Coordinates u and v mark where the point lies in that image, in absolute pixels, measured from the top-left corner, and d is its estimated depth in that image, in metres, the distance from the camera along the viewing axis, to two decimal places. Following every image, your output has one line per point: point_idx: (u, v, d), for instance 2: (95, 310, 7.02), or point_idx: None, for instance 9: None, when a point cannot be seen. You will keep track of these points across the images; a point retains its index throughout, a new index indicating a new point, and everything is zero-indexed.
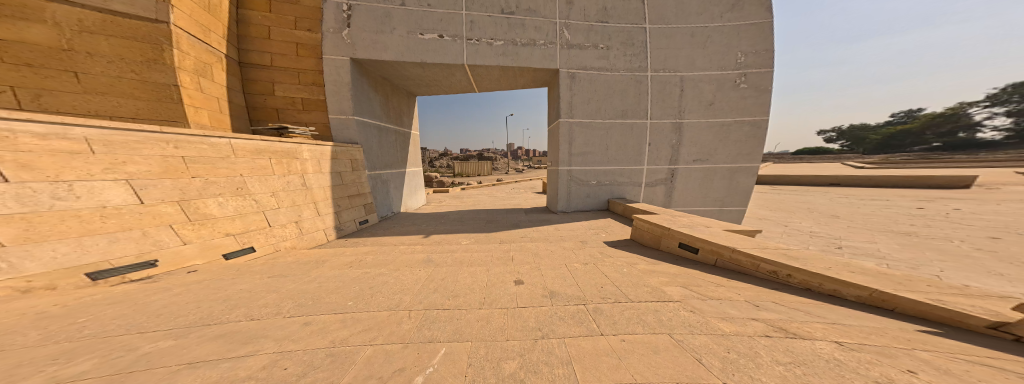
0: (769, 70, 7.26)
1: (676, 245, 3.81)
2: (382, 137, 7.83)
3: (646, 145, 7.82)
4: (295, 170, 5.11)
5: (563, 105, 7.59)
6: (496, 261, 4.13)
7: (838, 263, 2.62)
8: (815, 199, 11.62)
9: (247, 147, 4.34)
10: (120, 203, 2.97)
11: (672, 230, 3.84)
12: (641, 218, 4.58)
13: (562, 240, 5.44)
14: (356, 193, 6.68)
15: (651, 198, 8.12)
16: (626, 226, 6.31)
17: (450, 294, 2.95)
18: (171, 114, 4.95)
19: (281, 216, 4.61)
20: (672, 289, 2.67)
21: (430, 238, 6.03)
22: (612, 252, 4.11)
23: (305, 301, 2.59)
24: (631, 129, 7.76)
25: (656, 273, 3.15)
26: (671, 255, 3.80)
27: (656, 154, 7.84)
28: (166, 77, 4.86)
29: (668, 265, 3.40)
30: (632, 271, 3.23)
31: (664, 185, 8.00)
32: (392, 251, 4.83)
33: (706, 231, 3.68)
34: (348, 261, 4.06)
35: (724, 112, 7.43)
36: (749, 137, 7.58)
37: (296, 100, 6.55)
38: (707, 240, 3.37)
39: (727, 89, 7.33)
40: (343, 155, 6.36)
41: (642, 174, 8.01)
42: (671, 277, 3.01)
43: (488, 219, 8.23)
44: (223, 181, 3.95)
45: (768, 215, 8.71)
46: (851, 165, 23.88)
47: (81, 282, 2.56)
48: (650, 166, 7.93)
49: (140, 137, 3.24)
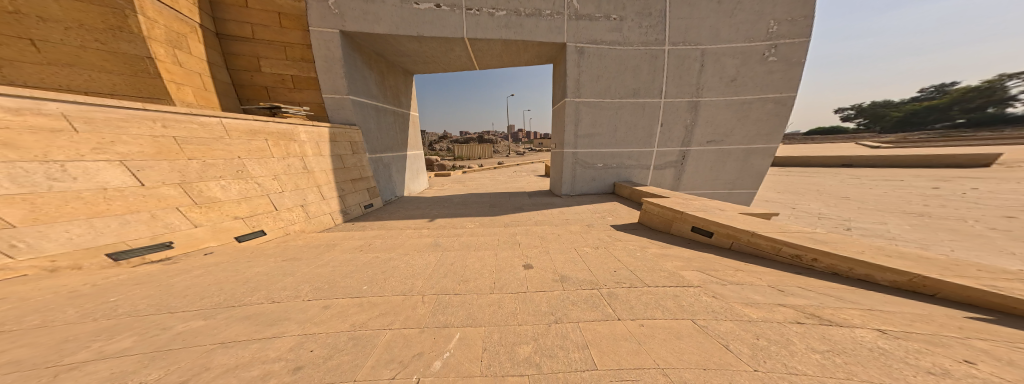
0: (804, 40, 6.70)
1: (688, 228, 3.78)
2: (380, 118, 7.51)
3: (658, 126, 7.53)
4: (294, 153, 4.87)
5: (570, 83, 7.20)
6: (504, 245, 4.13)
7: (871, 247, 2.58)
8: (825, 180, 11.46)
9: (240, 127, 4.02)
10: (120, 185, 2.80)
11: (685, 214, 3.79)
12: (651, 201, 4.50)
13: (567, 223, 5.42)
14: (359, 176, 6.55)
15: (659, 181, 8.00)
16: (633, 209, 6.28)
17: (462, 278, 2.94)
18: (151, 90, 4.60)
19: (287, 201, 4.52)
20: (691, 274, 2.65)
21: (436, 222, 6.02)
22: (621, 236, 4.10)
23: (321, 285, 2.54)
24: (642, 109, 7.43)
25: (669, 257, 3.14)
26: (682, 239, 3.77)
27: (668, 135, 7.59)
28: (137, 48, 4.44)
29: (681, 249, 3.39)
30: (646, 255, 3.22)
31: (673, 168, 7.83)
32: (401, 235, 4.82)
33: (723, 215, 3.60)
34: (357, 245, 4.05)
35: (745, 88, 7.04)
36: (767, 116, 7.24)
37: (286, 77, 6.14)
38: (723, 224, 3.30)
39: (753, 63, 6.86)
40: (342, 138, 6.13)
41: (651, 156, 7.81)
42: (685, 261, 3.01)
43: (492, 202, 8.18)
44: (222, 163, 3.72)
45: (775, 197, 8.67)
46: (869, 144, 22.95)
47: (104, 263, 2.55)
48: (659, 148, 7.71)
49: (125, 114, 2.96)
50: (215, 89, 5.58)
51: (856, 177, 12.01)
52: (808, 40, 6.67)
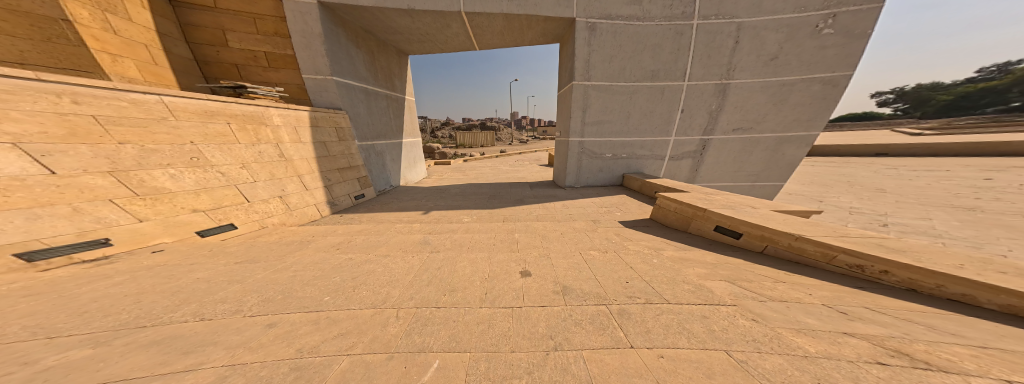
0: (870, 6, 5.66)
1: (711, 228, 3.29)
2: (370, 102, 6.94)
3: (678, 112, 6.82)
4: (265, 139, 4.35)
5: (579, 65, 6.53)
6: (500, 245, 3.69)
7: (970, 259, 2.01)
8: (857, 171, 10.56)
9: (187, 107, 3.42)
10: (18, 173, 2.25)
11: (708, 212, 3.28)
12: (667, 196, 3.96)
13: (571, 219, 4.94)
14: (347, 165, 6.10)
15: (674, 173, 7.40)
16: (644, 203, 5.75)
17: (447, 287, 2.49)
18: (77, 61, 3.73)
19: (260, 192, 4.10)
20: (717, 286, 2.11)
21: (430, 215, 5.60)
22: (632, 235, 3.60)
23: (270, 296, 2.13)
24: (661, 94, 6.72)
25: (690, 262, 2.63)
26: (703, 241, 3.27)
27: (688, 122, 6.90)
28: (47, 7, 3.50)
29: (704, 252, 2.88)
30: (663, 258, 2.72)
31: (691, 159, 7.20)
32: (389, 231, 4.39)
33: (755, 214, 3.06)
34: (336, 242, 3.62)
35: (786, 68, 6.19)
36: (807, 99, 6.45)
37: (258, 54, 5.41)
38: (756, 224, 2.79)
39: (802, 37, 5.94)
40: (326, 123, 5.61)
41: (668, 146, 7.16)
42: (709, 267, 2.49)
43: (491, 193, 7.69)
44: (169, 149, 3.19)
45: (800, 189, 8.02)
46: (908, 132, 21.03)
47: (13, 264, 2.12)
48: (677, 137, 7.05)
49: (9, 84, 2.32)
50: (171, 64, 4.83)
51: (895, 168, 11.00)
52: (874, 7, 5.65)
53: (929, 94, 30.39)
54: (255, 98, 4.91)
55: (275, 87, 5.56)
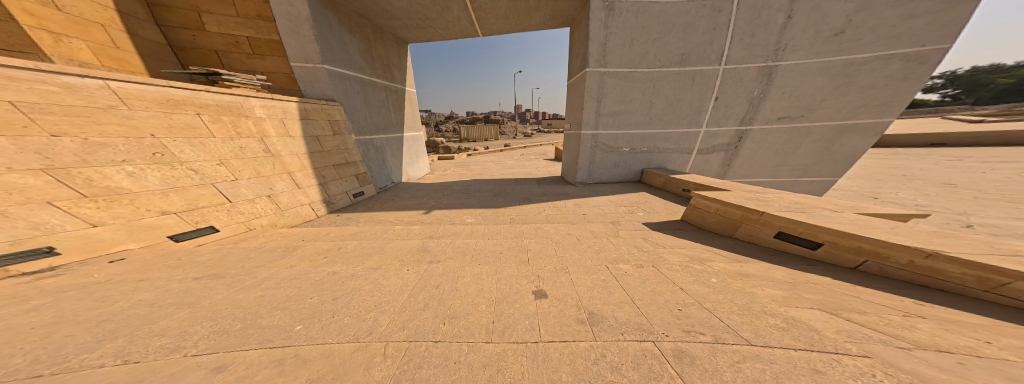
0: None
1: (771, 236, 2.90)
2: (367, 93, 6.47)
3: (712, 100, 6.19)
4: (245, 133, 3.93)
5: (594, 50, 5.97)
6: (508, 255, 3.24)
7: None
8: (908, 166, 9.55)
9: (144, 95, 2.93)
10: None
11: (766, 216, 2.90)
12: (705, 196, 3.62)
13: (587, 223, 4.46)
14: (344, 161, 5.68)
15: (702, 168, 6.81)
16: (668, 202, 5.20)
17: (447, 312, 2.04)
18: (5, 39, 3.00)
19: (244, 192, 3.70)
20: (814, 318, 1.58)
21: (432, 215, 5.15)
22: (662, 244, 3.13)
23: (226, 325, 1.68)
24: (691, 81, 6.09)
25: (753, 280, 2.12)
26: (764, 254, 2.76)
27: (722, 112, 6.27)
28: None
29: (768, 267, 2.37)
30: (721, 277, 2.22)
31: (723, 152, 6.62)
32: (386, 234, 3.98)
33: (841, 220, 2.59)
34: (324, 248, 3.20)
35: (856, 45, 5.40)
36: (882, 81, 5.70)
37: (240, 39, 4.88)
38: (857, 236, 2.28)
39: (876, 6, 5.12)
40: (317, 115, 5.16)
41: (696, 139, 6.59)
42: (785, 289, 1.95)
43: (497, 190, 7.22)
44: (124, 142, 2.73)
45: (851, 183, 7.63)
46: (959, 122, 19.04)
47: None
48: (710, 128, 6.45)
49: None
50: (139, 49, 4.17)
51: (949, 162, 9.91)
52: None
53: (981, 78, 27.55)
54: (232, 86, 4.42)
55: (258, 76, 5.06)
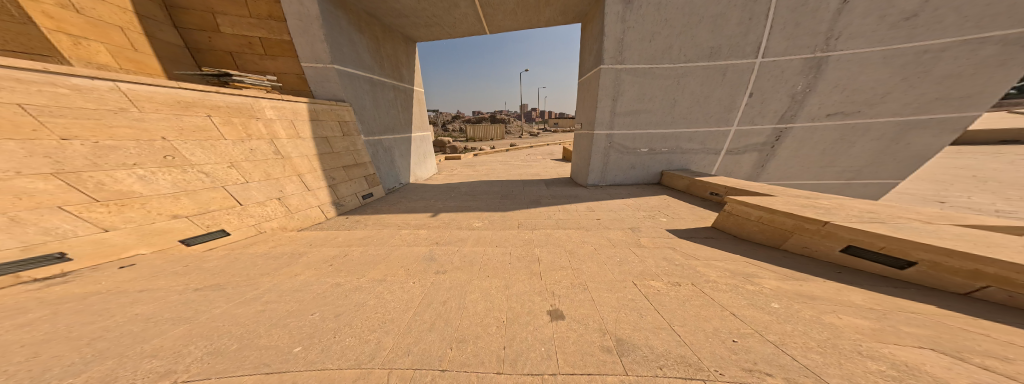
0: None
1: (838, 250, 2.60)
2: (376, 93, 6.43)
3: (745, 97, 5.83)
4: (255, 134, 3.90)
5: (609, 46, 5.69)
6: (518, 268, 3.04)
7: None
8: (975, 169, 9.51)
9: (154, 96, 2.90)
10: None
11: (829, 227, 2.62)
12: (744, 203, 3.50)
13: (605, 229, 4.35)
14: (353, 163, 5.65)
15: (733, 170, 6.48)
16: (689, 209, 4.86)
17: (454, 335, 1.88)
18: (25, 42, 3.05)
19: (255, 195, 3.68)
20: (932, 364, 1.27)
21: (439, 218, 5.02)
22: (694, 254, 3.08)
23: (222, 345, 1.53)
24: (721, 77, 5.76)
25: (821, 303, 1.89)
26: (827, 271, 2.47)
27: (758, 110, 5.90)
28: None
29: (838, 287, 2.12)
30: (784, 301, 1.98)
31: (757, 152, 6.26)
32: (392, 239, 3.89)
33: (949, 235, 2.20)
34: (329, 255, 3.10)
35: (930, 30, 4.87)
36: (968, 69, 5.10)
37: (253, 40, 4.90)
38: (972, 256, 1.88)
39: None
40: (327, 116, 5.14)
41: (726, 139, 6.26)
42: (869, 317, 1.68)
43: (504, 192, 7.04)
44: (135, 145, 2.70)
45: (923, 188, 7.72)
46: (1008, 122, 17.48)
47: None
48: (742, 127, 6.10)
49: None
50: (155, 51, 4.22)
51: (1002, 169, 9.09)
52: None
53: None
54: (243, 87, 4.40)
55: (270, 77, 5.06)
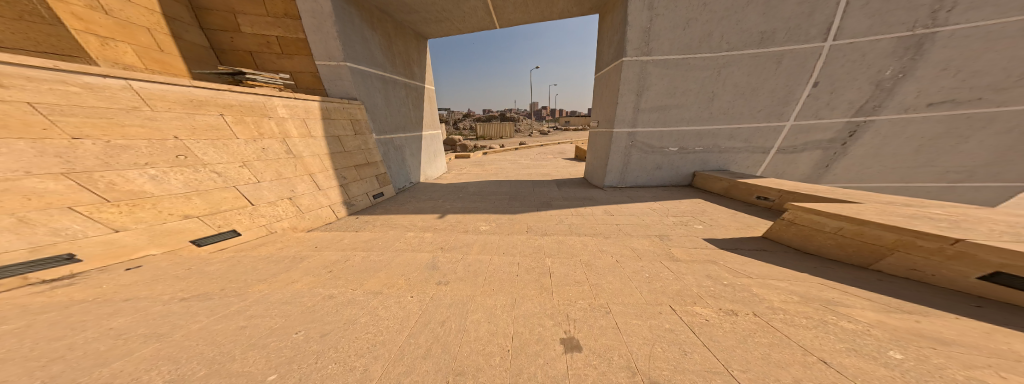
0: None
1: (975, 277, 1.98)
2: (387, 91, 6.39)
3: (809, 87, 5.26)
4: (267, 133, 3.91)
5: (633, 37, 5.38)
6: (526, 282, 2.72)
7: None
8: None
9: (166, 95, 2.92)
10: None
11: (961, 246, 2.01)
12: (811, 211, 3.03)
13: (624, 239, 3.92)
14: (365, 162, 5.62)
15: (789, 170, 5.91)
16: (726, 219, 4.28)
17: (452, 366, 1.60)
18: (55, 43, 3.20)
19: (266, 194, 3.67)
20: None
21: (446, 220, 4.82)
22: (743, 270, 2.77)
23: (189, 371, 1.34)
24: (776, 66, 5.23)
25: (962, 351, 1.43)
26: (959, 303, 1.90)
27: (825, 101, 5.29)
28: None
29: (986, 328, 1.59)
30: (908, 350, 1.48)
31: (821, 151, 5.65)
32: (394, 242, 3.75)
33: None
34: (330, 260, 2.97)
35: None
36: None
37: (270, 39, 4.96)
38: None
39: None
40: (338, 115, 5.13)
41: (780, 135, 5.72)
42: None
43: (514, 192, 6.73)
44: (146, 145, 2.71)
45: None
46: None
47: None
48: (802, 122, 5.54)
49: None
50: (180, 51, 4.38)
51: None
52: None
53: None
54: (255, 86, 4.42)
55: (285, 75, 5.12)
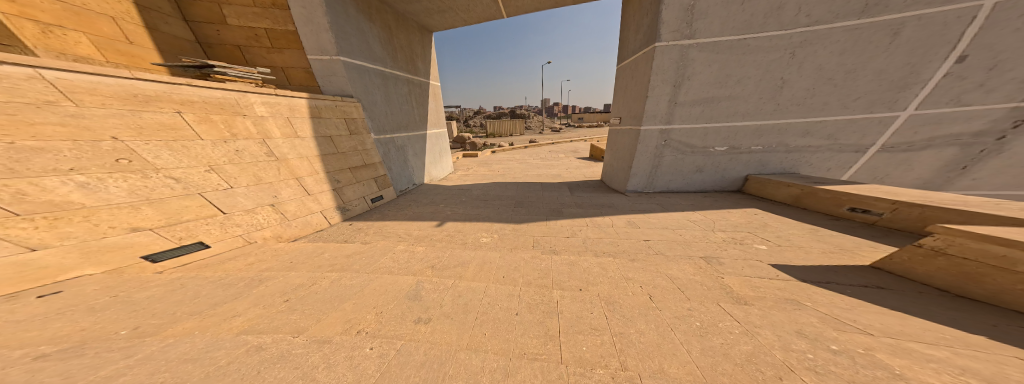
0: None
1: None
2: (388, 88, 6.01)
3: (953, 61, 4.28)
4: (241, 133, 3.62)
5: (670, 16, 4.80)
6: (529, 326, 2.06)
7: None
8: None
9: (96, 88, 2.58)
10: None
11: None
12: (972, 236, 2.13)
13: (654, 266, 3.16)
14: (361, 163, 5.23)
15: (904, 170, 5.06)
16: (789, 246, 3.40)
17: None
18: None
19: (242, 201, 3.34)
20: None
21: (444, 229, 4.27)
22: (849, 319, 2.01)
23: None
24: (890, 39, 4.37)
25: None
26: None
27: (972, 81, 4.33)
28: None
29: None
30: None
31: (959, 148, 4.71)
32: (378, 258, 3.24)
33: None
34: (294, 284, 2.45)
35: None
36: None
37: (258, 31, 4.70)
38: None
39: None
40: (332, 113, 4.87)
41: (897, 127, 4.85)
42: None
43: (522, 197, 6.05)
44: (70, 146, 2.34)
45: None
46: None
47: None
48: (930, 111, 4.62)
49: None
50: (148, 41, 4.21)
51: None
52: None
53: None
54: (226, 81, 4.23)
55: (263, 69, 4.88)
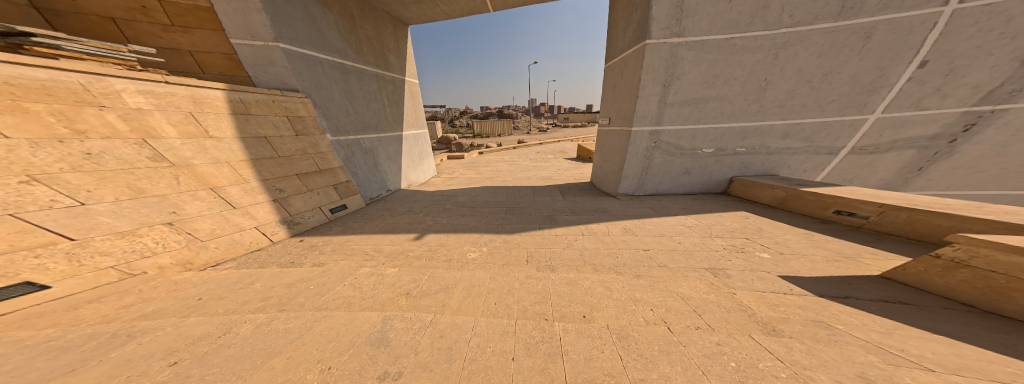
0: None
1: None
2: (348, 83, 5.21)
3: (915, 66, 4.53)
4: (95, 131, 2.59)
5: (660, 13, 4.59)
6: (531, 374, 1.54)
7: None
8: None
9: None
10: None
11: None
12: (997, 249, 1.97)
13: (662, 283, 2.79)
14: (313, 169, 4.41)
15: (870, 171, 5.33)
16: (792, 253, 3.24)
17: None
18: None
19: (110, 221, 2.47)
20: None
21: (421, 243, 3.58)
22: (892, 348, 1.74)
23: None
24: (863, 43, 4.52)
25: None
26: None
27: (931, 85, 4.61)
28: None
29: None
30: None
31: (916, 150, 5.03)
32: (332, 285, 2.50)
33: None
34: (188, 337, 1.75)
35: None
36: None
37: (146, 3, 3.65)
38: None
39: None
40: (266, 110, 4.00)
41: (864, 130, 5.08)
42: None
43: (512, 202, 5.51)
44: None
45: None
46: None
47: None
48: (893, 115, 4.88)
49: None
50: None
51: None
52: None
53: None
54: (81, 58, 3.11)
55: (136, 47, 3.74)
